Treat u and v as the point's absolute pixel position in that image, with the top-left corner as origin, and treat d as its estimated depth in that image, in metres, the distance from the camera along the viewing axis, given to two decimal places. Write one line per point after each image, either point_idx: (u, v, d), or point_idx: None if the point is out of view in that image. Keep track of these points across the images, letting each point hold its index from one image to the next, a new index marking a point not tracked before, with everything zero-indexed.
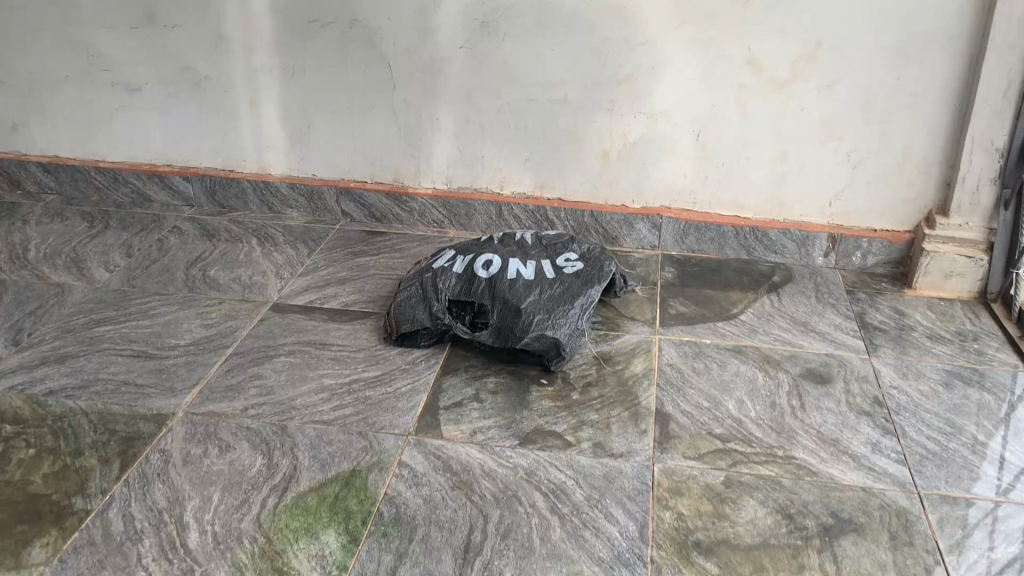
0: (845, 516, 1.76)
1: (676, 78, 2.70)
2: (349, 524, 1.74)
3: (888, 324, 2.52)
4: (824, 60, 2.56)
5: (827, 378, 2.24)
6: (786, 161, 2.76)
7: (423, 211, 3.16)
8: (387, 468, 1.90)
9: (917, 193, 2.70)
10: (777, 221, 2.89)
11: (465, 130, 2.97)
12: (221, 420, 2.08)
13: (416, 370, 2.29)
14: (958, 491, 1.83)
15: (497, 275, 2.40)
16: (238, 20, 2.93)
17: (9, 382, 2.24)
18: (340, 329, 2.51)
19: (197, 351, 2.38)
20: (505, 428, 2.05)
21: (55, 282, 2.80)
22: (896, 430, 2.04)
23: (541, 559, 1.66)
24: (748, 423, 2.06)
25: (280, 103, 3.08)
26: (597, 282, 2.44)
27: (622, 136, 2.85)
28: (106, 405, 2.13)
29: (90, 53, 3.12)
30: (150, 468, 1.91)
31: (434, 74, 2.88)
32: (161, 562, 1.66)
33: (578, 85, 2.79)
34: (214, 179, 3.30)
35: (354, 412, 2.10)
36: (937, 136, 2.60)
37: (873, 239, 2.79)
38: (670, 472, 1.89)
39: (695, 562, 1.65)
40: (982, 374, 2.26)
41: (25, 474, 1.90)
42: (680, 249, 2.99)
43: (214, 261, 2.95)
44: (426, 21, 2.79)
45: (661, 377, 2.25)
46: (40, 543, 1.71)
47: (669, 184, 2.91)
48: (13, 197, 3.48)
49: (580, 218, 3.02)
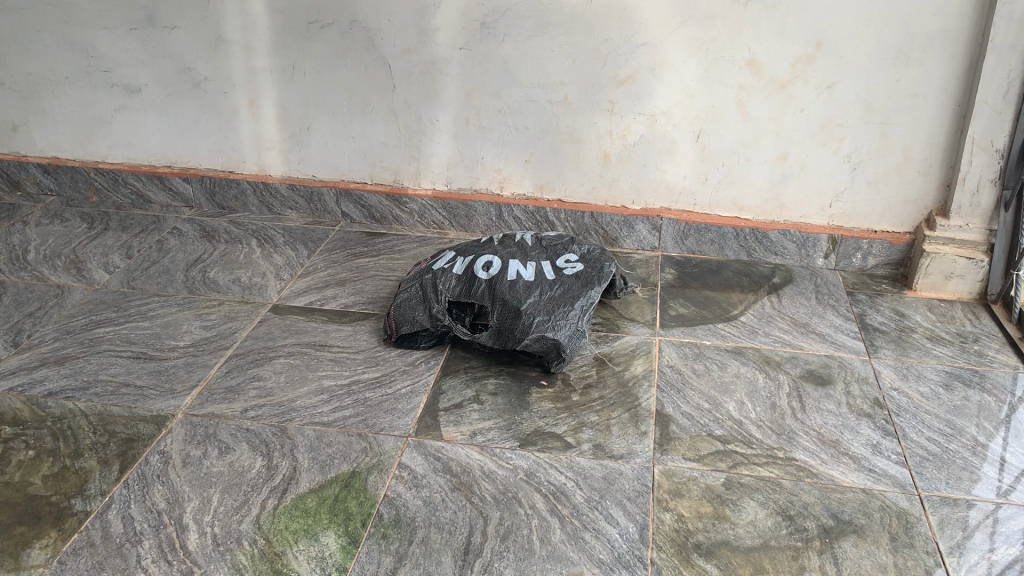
0: (846, 517, 1.76)
1: (676, 79, 2.70)
2: (349, 526, 1.74)
3: (888, 325, 2.52)
4: (823, 60, 2.56)
5: (828, 379, 2.25)
6: (786, 161, 2.76)
7: (423, 211, 3.16)
8: (387, 470, 1.90)
9: (917, 194, 2.70)
10: (777, 221, 2.89)
11: (465, 131, 2.97)
12: (221, 422, 2.08)
13: (416, 371, 2.29)
14: (959, 492, 1.83)
15: (497, 276, 2.40)
16: (238, 21, 2.93)
17: (8, 384, 2.24)
18: (340, 330, 2.51)
19: (197, 352, 2.39)
20: (505, 429, 2.05)
21: (55, 283, 2.80)
22: (896, 431, 2.04)
23: (541, 560, 1.66)
24: (748, 424, 2.06)
25: (280, 103, 3.08)
26: (597, 283, 2.44)
27: (622, 136, 2.85)
28: (106, 406, 2.13)
29: (90, 54, 3.12)
30: (149, 470, 1.91)
31: (434, 75, 2.88)
32: (161, 564, 1.66)
33: (577, 85, 2.79)
34: (214, 180, 3.30)
35: (354, 414, 2.10)
36: (937, 137, 2.59)
37: (873, 240, 2.79)
38: (670, 473, 1.89)
39: (695, 564, 1.65)
40: (982, 375, 2.26)
41: (24, 475, 1.90)
42: (680, 250, 2.99)
43: (214, 262, 2.95)
44: (426, 22, 2.79)
45: (662, 378, 2.25)
46: (39, 545, 1.70)
47: (669, 185, 2.91)
48: (13, 198, 3.49)
49: (580, 219, 3.02)
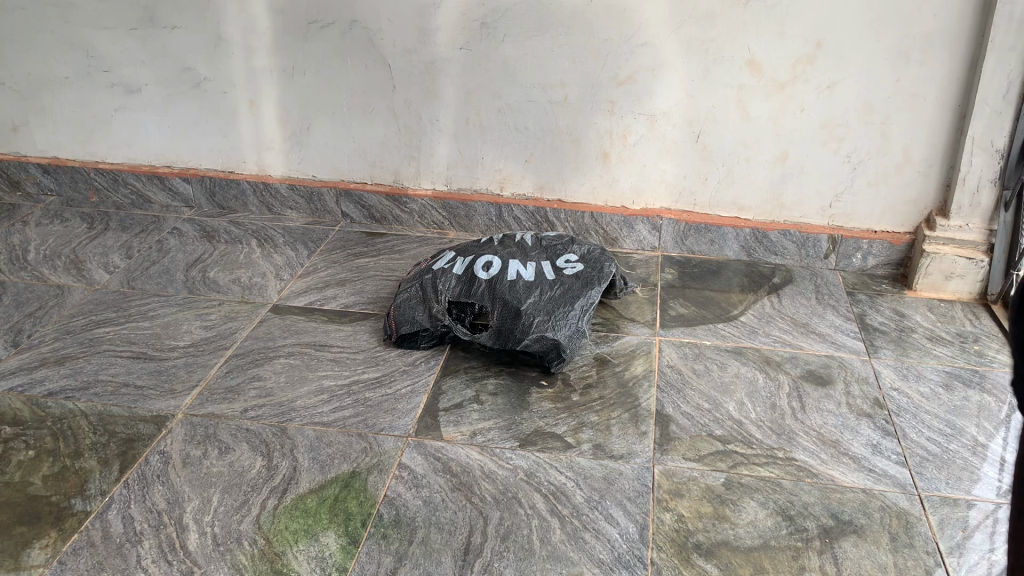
0: (846, 517, 1.76)
1: (677, 79, 2.70)
2: (349, 526, 1.74)
3: (888, 325, 2.52)
4: (823, 60, 2.56)
5: (829, 379, 2.25)
6: (787, 161, 2.76)
7: (423, 211, 3.16)
8: (387, 470, 1.90)
9: (917, 194, 2.70)
10: (777, 221, 2.89)
11: (466, 131, 2.97)
12: (221, 422, 2.08)
13: (417, 371, 2.29)
14: (959, 492, 1.83)
15: (497, 276, 2.40)
16: (239, 21, 2.93)
17: (7, 384, 2.24)
18: (340, 330, 2.51)
19: (198, 352, 2.39)
20: (506, 429, 2.05)
21: (55, 282, 2.80)
22: (896, 431, 2.04)
23: (541, 560, 1.66)
24: (748, 424, 2.06)
25: (280, 104, 3.08)
26: (597, 283, 2.43)
27: (623, 136, 2.85)
28: (107, 406, 2.13)
29: (91, 54, 3.12)
30: (150, 470, 1.91)
31: (434, 75, 2.88)
32: (161, 564, 1.66)
33: (577, 86, 2.79)
34: (213, 180, 3.30)
35: (355, 414, 2.11)
36: (937, 137, 2.59)
37: (873, 240, 2.79)
38: (670, 473, 1.89)
39: (695, 564, 1.65)
40: (983, 376, 2.26)
41: (24, 475, 1.90)
42: (680, 250, 2.99)
43: (213, 262, 2.95)
44: (426, 22, 2.79)
45: (662, 378, 2.25)
46: (39, 545, 1.70)
47: (669, 185, 2.91)
48: (13, 198, 3.50)
49: (581, 219, 3.02)
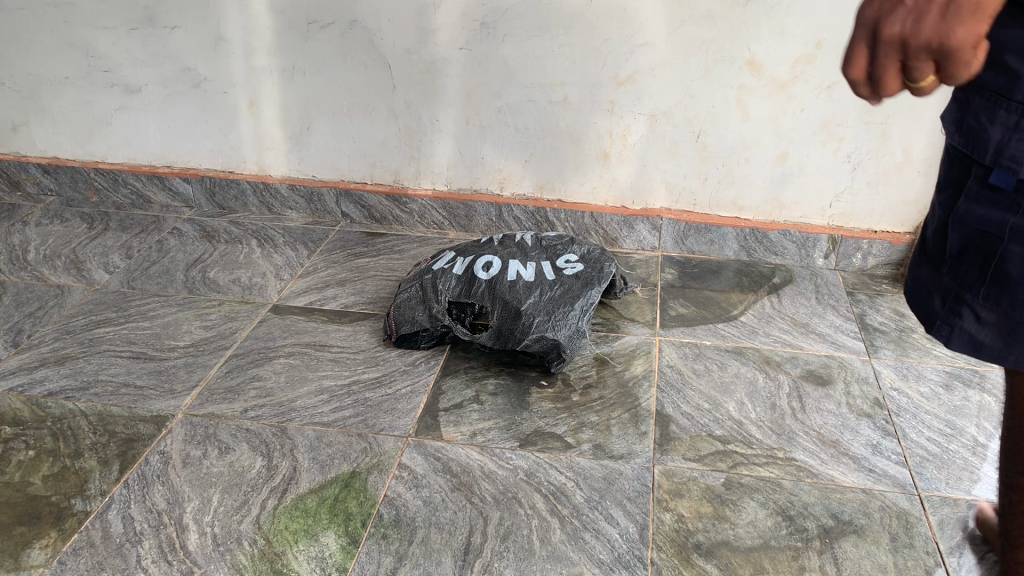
0: (846, 518, 1.76)
1: (677, 78, 2.69)
2: (349, 526, 1.74)
3: (888, 325, 2.52)
4: (823, 60, 2.55)
5: (829, 379, 2.25)
6: (787, 161, 2.76)
7: (423, 211, 3.17)
8: (387, 470, 1.90)
9: (916, 194, 2.71)
10: (777, 221, 2.89)
11: (466, 131, 2.97)
12: (221, 422, 2.08)
13: (416, 371, 2.29)
14: (959, 492, 1.83)
15: (497, 276, 2.40)
16: (239, 21, 2.92)
17: (7, 384, 2.24)
18: (340, 330, 2.51)
19: (197, 352, 2.39)
20: (506, 429, 2.05)
21: (55, 282, 2.80)
22: (896, 431, 2.04)
23: (541, 560, 1.66)
24: (748, 424, 2.06)
25: (280, 104, 3.08)
26: (597, 283, 2.43)
27: (623, 136, 2.85)
28: (107, 406, 2.13)
29: (90, 54, 3.11)
30: (150, 470, 1.91)
31: (435, 75, 2.87)
32: (160, 564, 1.66)
33: (577, 86, 2.79)
34: (214, 180, 3.31)
35: (355, 414, 2.10)
36: (937, 138, 2.58)
37: (873, 240, 2.80)
38: (670, 473, 1.89)
39: (695, 564, 1.65)
40: (982, 375, 2.26)
41: (24, 475, 1.90)
42: (680, 250, 3.00)
43: (213, 262, 2.95)
44: (426, 22, 2.77)
45: (662, 378, 2.25)
46: (39, 545, 1.70)
47: (669, 185, 2.92)
48: (13, 198, 3.51)
49: (581, 219, 3.03)
